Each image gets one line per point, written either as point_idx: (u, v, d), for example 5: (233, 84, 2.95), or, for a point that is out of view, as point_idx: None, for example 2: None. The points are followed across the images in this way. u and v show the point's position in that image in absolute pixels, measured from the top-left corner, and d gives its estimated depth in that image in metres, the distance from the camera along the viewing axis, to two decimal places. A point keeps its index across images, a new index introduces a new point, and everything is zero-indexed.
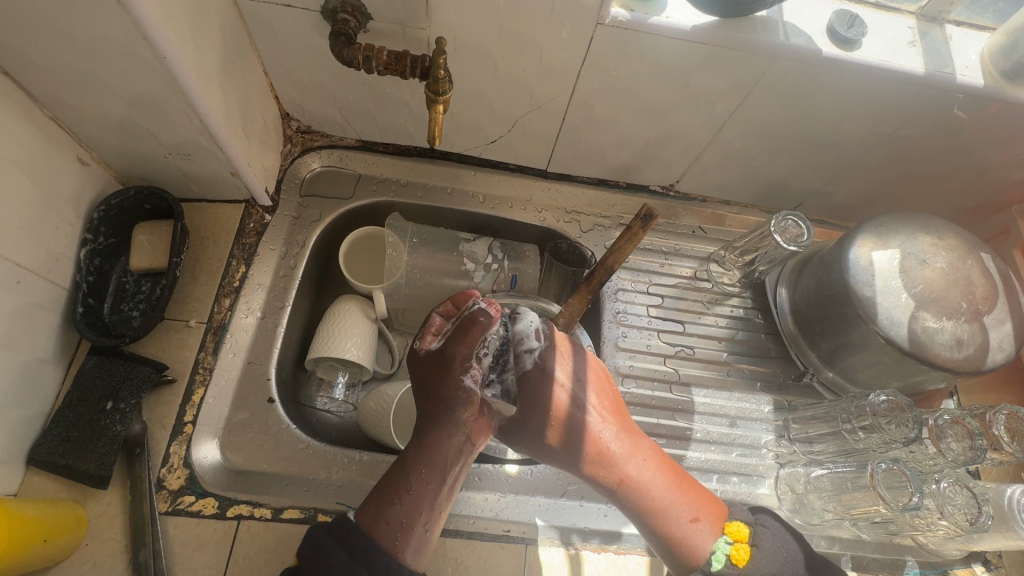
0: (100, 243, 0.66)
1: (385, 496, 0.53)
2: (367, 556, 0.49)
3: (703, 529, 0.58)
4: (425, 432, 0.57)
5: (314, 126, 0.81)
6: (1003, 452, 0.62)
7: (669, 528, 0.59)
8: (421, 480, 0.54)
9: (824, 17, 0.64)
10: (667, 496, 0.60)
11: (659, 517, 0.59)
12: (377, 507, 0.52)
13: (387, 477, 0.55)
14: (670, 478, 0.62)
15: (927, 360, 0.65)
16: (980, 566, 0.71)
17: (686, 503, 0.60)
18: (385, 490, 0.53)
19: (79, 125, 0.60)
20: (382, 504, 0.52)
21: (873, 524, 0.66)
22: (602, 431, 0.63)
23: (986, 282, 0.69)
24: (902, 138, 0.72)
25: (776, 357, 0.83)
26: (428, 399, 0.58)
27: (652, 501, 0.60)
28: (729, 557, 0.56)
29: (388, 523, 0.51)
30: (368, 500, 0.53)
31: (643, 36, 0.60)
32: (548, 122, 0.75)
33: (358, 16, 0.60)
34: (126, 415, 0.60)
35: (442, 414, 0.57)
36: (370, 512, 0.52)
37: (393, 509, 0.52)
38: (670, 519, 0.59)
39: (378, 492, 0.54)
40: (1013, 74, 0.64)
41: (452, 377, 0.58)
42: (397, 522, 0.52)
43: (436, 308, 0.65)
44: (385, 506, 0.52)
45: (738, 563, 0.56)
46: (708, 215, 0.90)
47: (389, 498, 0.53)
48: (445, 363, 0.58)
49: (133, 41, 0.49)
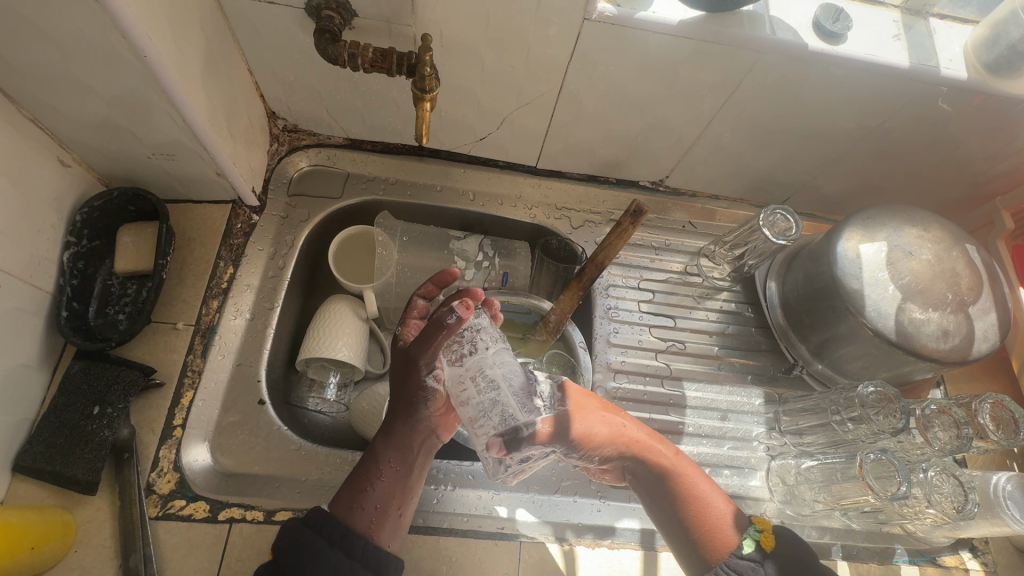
0: (84, 247, 0.65)
1: (357, 485, 0.54)
2: (347, 542, 0.49)
3: (736, 513, 0.59)
4: (394, 421, 0.57)
5: (300, 125, 0.80)
6: (988, 440, 0.63)
7: (710, 514, 0.58)
8: (392, 468, 0.55)
9: (811, 10, 0.64)
10: (702, 485, 0.61)
11: (701, 506, 0.59)
12: (351, 495, 0.53)
13: (359, 466, 0.56)
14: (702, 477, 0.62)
15: (914, 351, 0.66)
16: (968, 552, 0.72)
17: (721, 494, 0.61)
18: (357, 476, 0.55)
19: (58, 125, 0.59)
20: (357, 491, 0.53)
21: (863, 514, 0.66)
22: (626, 429, 0.63)
23: (971, 272, 0.69)
24: (889, 132, 0.72)
25: (766, 350, 0.84)
26: (394, 391, 0.59)
27: (693, 496, 0.60)
28: (759, 542, 0.56)
29: (363, 509, 0.52)
30: (342, 491, 0.54)
31: (631, 30, 0.60)
32: (537, 119, 0.75)
33: (342, 13, 0.60)
34: (113, 420, 0.60)
35: (409, 406, 0.58)
36: (344, 500, 0.53)
37: (367, 496, 0.53)
38: (711, 509, 0.59)
39: (353, 481, 0.54)
40: (996, 67, 0.64)
41: (415, 369, 0.58)
42: (371, 508, 0.53)
43: (419, 291, 0.68)
44: (358, 493, 0.53)
45: (766, 547, 0.56)
46: (698, 210, 0.90)
47: (361, 486, 0.54)
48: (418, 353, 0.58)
49: (112, 40, 0.48)
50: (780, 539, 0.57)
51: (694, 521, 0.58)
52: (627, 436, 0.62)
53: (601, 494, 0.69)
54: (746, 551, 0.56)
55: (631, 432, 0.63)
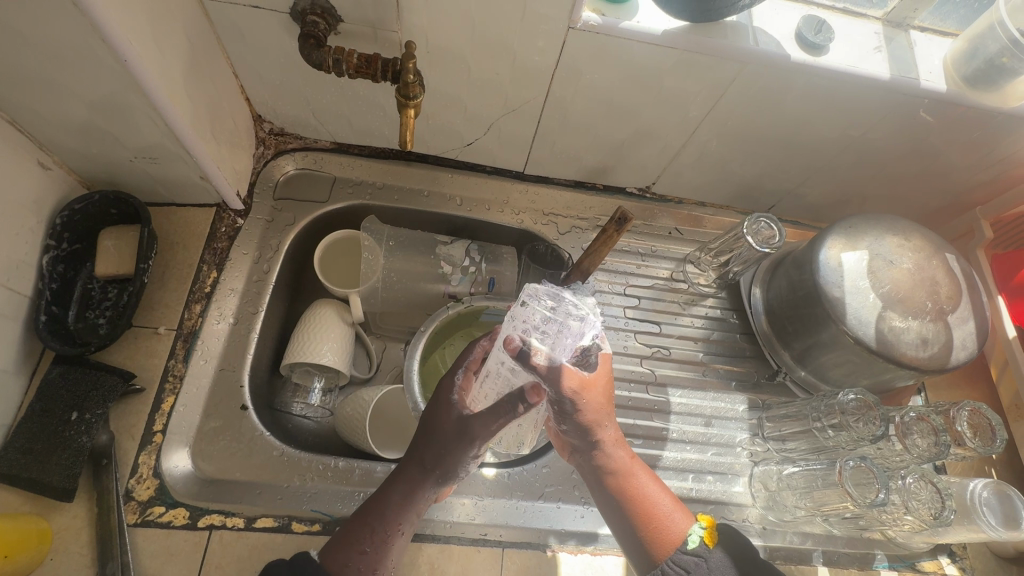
0: (64, 250, 0.64)
1: (357, 541, 0.52)
2: None
3: (682, 513, 0.58)
4: (410, 487, 0.54)
5: (287, 129, 0.79)
6: (965, 447, 0.64)
7: (659, 513, 0.57)
8: (396, 531, 0.54)
9: (794, 22, 0.65)
10: (655, 488, 0.59)
11: (652, 506, 0.57)
12: (348, 553, 0.51)
13: (360, 520, 0.53)
14: (651, 476, 0.60)
15: (894, 359, 0.67)
16: (946, 557, 0.73)
17: (670, 492, 0.60)
18: (358, 531, 0.53)
19: (38, 128, 0.58)
20: (354, 551, 0.52)
21: (844, 520, 0.67)
22: (604, 418, 0.57)
23: (950, 281, 0.70)
24: (871, 142, 0.73)
25: (750, 356, 0.84)
26: (422, 459, 0.54)
27: (643, 498, 0.58)
28: (703, 539, 0.56)
29: (358, 571, 0.51)
30: (337, 546, 0.52)
31: (615, 40, 0.60)
32: (524, 125, 0.75)
33: (327, 18, 0.60)
34: (91, 426, 0.59)
35: (435, 478, 0.55)
36: (340, 558, 0.51)
37: (364, 558, 0.52)
38: (657, 509, 0.57)
39: (354, 537, 0.52)
40: (974, 80, 0.65)
41: (460, 453, 0.54)
42: (367, 570, 0.52)
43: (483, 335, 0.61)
44: (355, 555, 0.51)
45: (710, 543, 0.56)
46: (684, 216, 0.91)
47: (360, 547, 0.52)
48: (463, 436, 0.53)
49: (91, 43, 0.48)
50: (722, 536, 0.58)
51: (640, 521, 0.57)
52: (598, 429, 0.57)
53: (585, 500, 0.69)
54: (689, 547, 0.56)
55: (607, 427, 0.57)
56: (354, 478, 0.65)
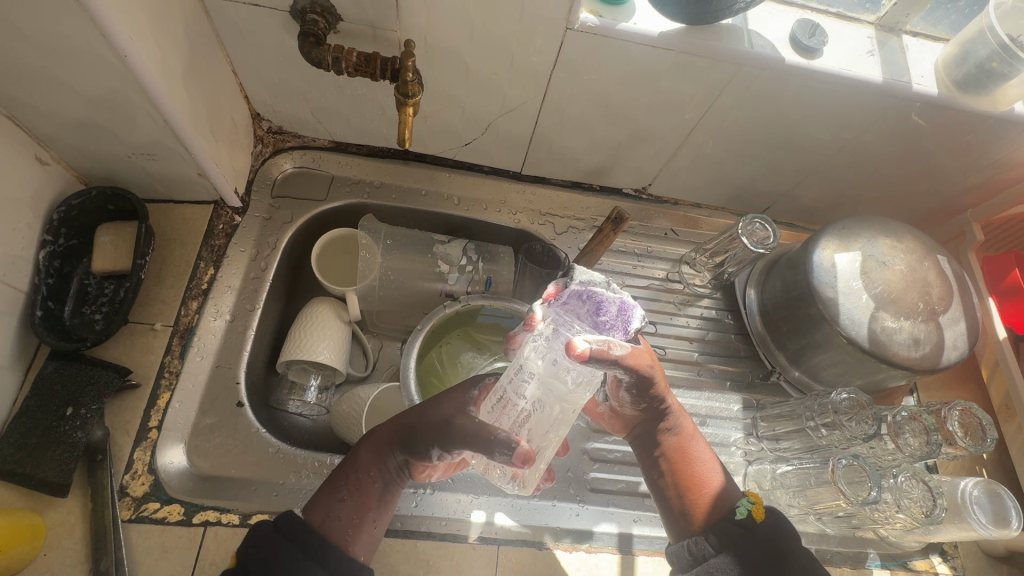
0: (61, 246, 0.64)
1: (336, 490, 0.53)
2: (322, 555, 0.48)
3: (732, 487, 0.58)
4: (387, 449, 0.56)
5: (285, 127, 0.80)
6: (956, 447, 0.65)
7: (706, 482, 0.58)
8: (372, 484, 0.55)
9: (788, 26, 0.66)
10: (708, 461, 0.60)
11: (700, 476, 0.58)
12: (328, 499, 0.52)
13: (343, 470, 0.55)
14: (705, 451, 0.61)
15: (887, 359, 0.67)
16: (938, 557, 0.74)
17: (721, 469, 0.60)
18: (339, 480, 0.54)
19: (37, 123, 0.58)
20: (334, 498, 0.53)
21: (836, 518, 0.67)
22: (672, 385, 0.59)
23: (941, 283, 0.71)
24: (864, 144, 0.74)
25: (745, 357, 0.85)
26: (403, 431, 0.56)
27: (692, 463, 0.59)
28: (751, 513, 0.54)
29: (339, 519, 0.51)
30: (318, 496, 0.53)
31: (612, 41, 0.61)
32: (521, 125, 0.75)
33: (327, 17, 0.60)
34: (86, 421, 0.59)
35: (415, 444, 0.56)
36: (323, 506, 0.52)
37: (342, 505, 0.52)
38: (701, 477, 0.58)
39: (334, 484, 0.54)
40: (965, 84, 0.66)
41: (439, 422, 0.55)
42: (346, 519, 0.52)
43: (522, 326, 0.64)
44: (335, 501, 0.52)
45: (758, 517, 0.54)
46: (680, 218, 0.92)
47: (340, 495, 0.53)
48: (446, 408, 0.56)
49: (91, 39, 0.48)
50: (772, 515, 0.54)
51: (682, 484, 0.58)
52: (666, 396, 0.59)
53: (580, 498, 0.70)
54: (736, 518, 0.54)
55: (674, 397, 0.60)
56: None
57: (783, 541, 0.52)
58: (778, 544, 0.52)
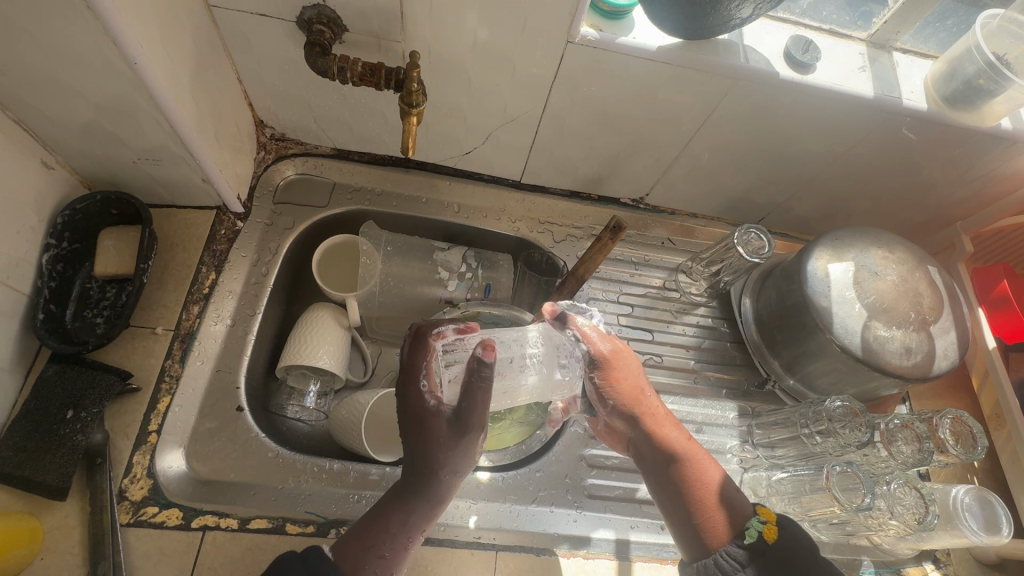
0: (64, 249, 0.64)
1: (376, 549, 0.52)
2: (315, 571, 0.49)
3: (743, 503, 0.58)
4: (423, 492, 0.55)
5: (288, 134, 0.81)
6: (948, 454, 0.65)
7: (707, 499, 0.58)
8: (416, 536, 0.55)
9: (782, 42, 0.68)
10: (705, 472, 0.60)
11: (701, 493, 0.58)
12: (367, 554, 0.52)
13: (377, 529, 0.53)
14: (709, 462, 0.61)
15: (880, 367, 0.68)
16: (930, 564, 0.74)
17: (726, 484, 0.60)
18: (377, 539, 0.53)
19: (44, 128, 0.59)
20: (375, 556, 0.52)
21: (831, 526, 0.70)
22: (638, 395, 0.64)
23: (932, 293, 0.73)
24: (857, 157, 0.76)
25: (741, 365, 0.86)
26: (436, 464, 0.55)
27: (702, 487, 0.59)
28: (761, 534, 0.55)
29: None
30: (353, 545, 0.52)
31: (611, 54, 0.62)
32: (522, 135, 0.77)
33: (333, 28, 0.61)
34: (86, 424, 0.59)
35: (450, 474, 0.56)
36: (359, 560, 0.51)
37: (387, 565, 0.52)
38: (715, 498, 0.58)
39: (368, 542, 0.52)
40: (953, 99, 0.68)
41: (469, 441, 0.56)
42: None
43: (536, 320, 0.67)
44: (377, 561, 0.52)
45: (769, 539, 0.54)
46: (676, 227, 0.93)
47: (382, 554, 0.52)
48: (466, 427, 0.55)
49: (102, 46, 0.49)
50: (785, 534, 0.55)
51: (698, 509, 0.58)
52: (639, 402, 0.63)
53: (577, 504, 0.70)
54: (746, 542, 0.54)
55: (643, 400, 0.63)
56: (349, 480, 0.66)
57: (800, 560, 0.52)
58: (791, 566, 0.52)
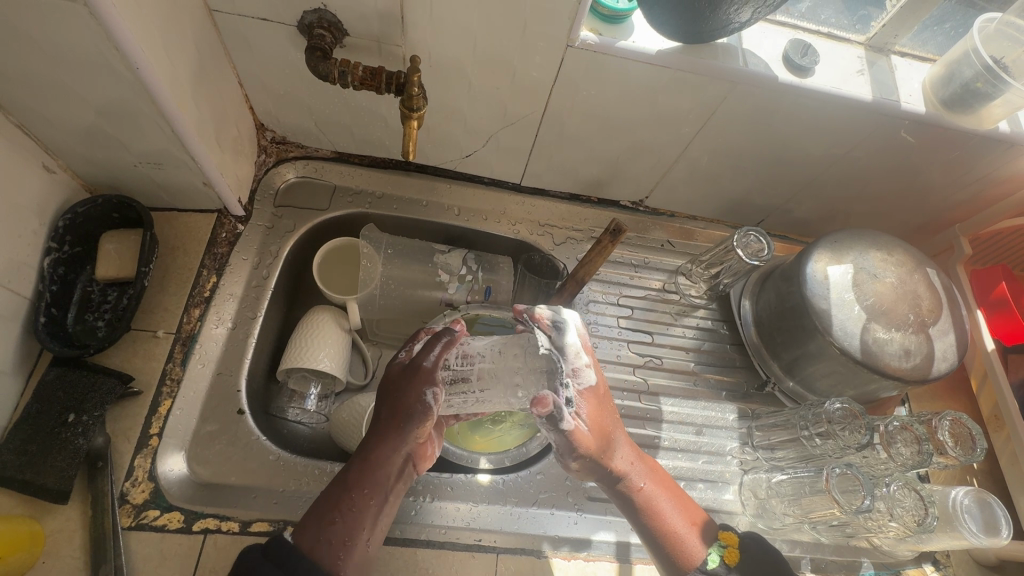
0: (65, 253, 0.64)
1: (325, 514, 0.53)
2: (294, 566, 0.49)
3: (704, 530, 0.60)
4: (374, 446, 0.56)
5: (289, 137, 0.81)
6: (947, 456, 0.66)
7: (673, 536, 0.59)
8: (364, 497, 0.55)
9: (781, 45, 0.68)
10: (667, 506, 0.61)
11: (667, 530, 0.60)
12: (318, 523, 0.53)
13: (332, 491, 0.55)
14: (669, 492, 0.62)
15: (879, 369, 0.69)
16: (930, 566, 0.75)
17: (685, 512, 0.61)
18: (330, 504, 0.54)
19: (46, 132, 0.59)
20: (323, 522, 0.53)
21: (831, 527, 0.69)
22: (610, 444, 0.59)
23: (931, 295, 0.73)
24: (856, 160, 0.76)
25: (740, 367, 0.86)
26: (388, 414, 0.57)
27: (666, 522, 0.60)
28: (724, 559, 0.58)
29: (328, 544, 0.52)
30: (308, 520, 0.53)
31: (611, 58, 0.63)
32: (522, 138, 0.77)
33: (334, 32, 0.62)
34: (88, 428, 0.59)
35: (397, 425, 0.56)
36: (310, 533, 0.52)
37: (334, 527, 0.53)
38: (678, 530, 0.60)
39: (318, 510, 0.54)
40: (951, 103, 0.68)
41: (414, 388, 0.56)
42: (338, 540, 0.52)
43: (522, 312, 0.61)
44: (324, 525, 0.52)
45: (730, 562, 0.58)
46: (675, 230, 0.93)
47: (330, 517, 0.53)
48: (413, 375, 0.57)
49: (104, 51, 0.49)
50: (746, 557, 0.59)
51: (659, 537, 0.60)
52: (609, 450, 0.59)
53: (578, 506, 0.70)
54: (710, 567, 0.58)
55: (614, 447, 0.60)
56: None
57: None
58: None
